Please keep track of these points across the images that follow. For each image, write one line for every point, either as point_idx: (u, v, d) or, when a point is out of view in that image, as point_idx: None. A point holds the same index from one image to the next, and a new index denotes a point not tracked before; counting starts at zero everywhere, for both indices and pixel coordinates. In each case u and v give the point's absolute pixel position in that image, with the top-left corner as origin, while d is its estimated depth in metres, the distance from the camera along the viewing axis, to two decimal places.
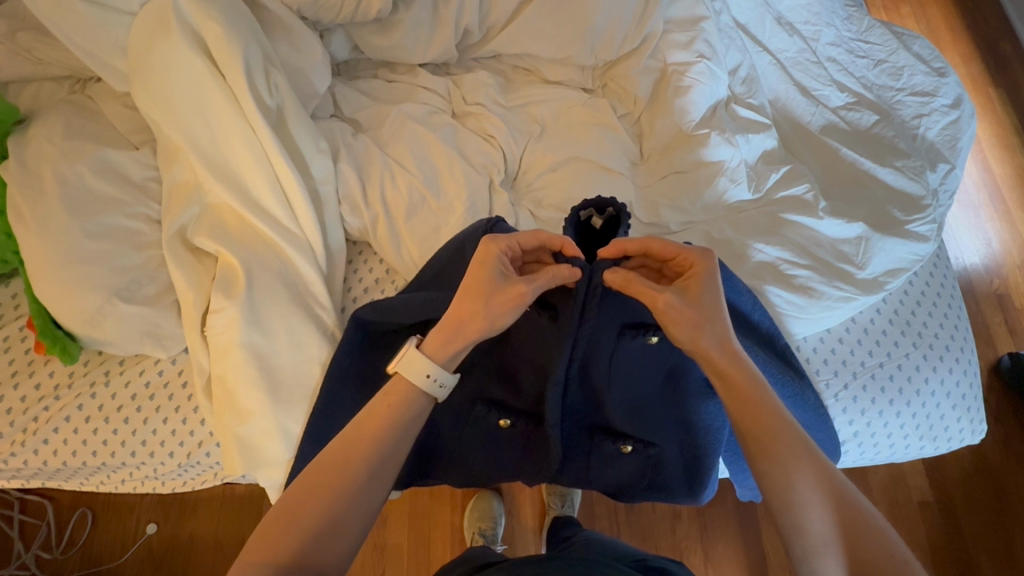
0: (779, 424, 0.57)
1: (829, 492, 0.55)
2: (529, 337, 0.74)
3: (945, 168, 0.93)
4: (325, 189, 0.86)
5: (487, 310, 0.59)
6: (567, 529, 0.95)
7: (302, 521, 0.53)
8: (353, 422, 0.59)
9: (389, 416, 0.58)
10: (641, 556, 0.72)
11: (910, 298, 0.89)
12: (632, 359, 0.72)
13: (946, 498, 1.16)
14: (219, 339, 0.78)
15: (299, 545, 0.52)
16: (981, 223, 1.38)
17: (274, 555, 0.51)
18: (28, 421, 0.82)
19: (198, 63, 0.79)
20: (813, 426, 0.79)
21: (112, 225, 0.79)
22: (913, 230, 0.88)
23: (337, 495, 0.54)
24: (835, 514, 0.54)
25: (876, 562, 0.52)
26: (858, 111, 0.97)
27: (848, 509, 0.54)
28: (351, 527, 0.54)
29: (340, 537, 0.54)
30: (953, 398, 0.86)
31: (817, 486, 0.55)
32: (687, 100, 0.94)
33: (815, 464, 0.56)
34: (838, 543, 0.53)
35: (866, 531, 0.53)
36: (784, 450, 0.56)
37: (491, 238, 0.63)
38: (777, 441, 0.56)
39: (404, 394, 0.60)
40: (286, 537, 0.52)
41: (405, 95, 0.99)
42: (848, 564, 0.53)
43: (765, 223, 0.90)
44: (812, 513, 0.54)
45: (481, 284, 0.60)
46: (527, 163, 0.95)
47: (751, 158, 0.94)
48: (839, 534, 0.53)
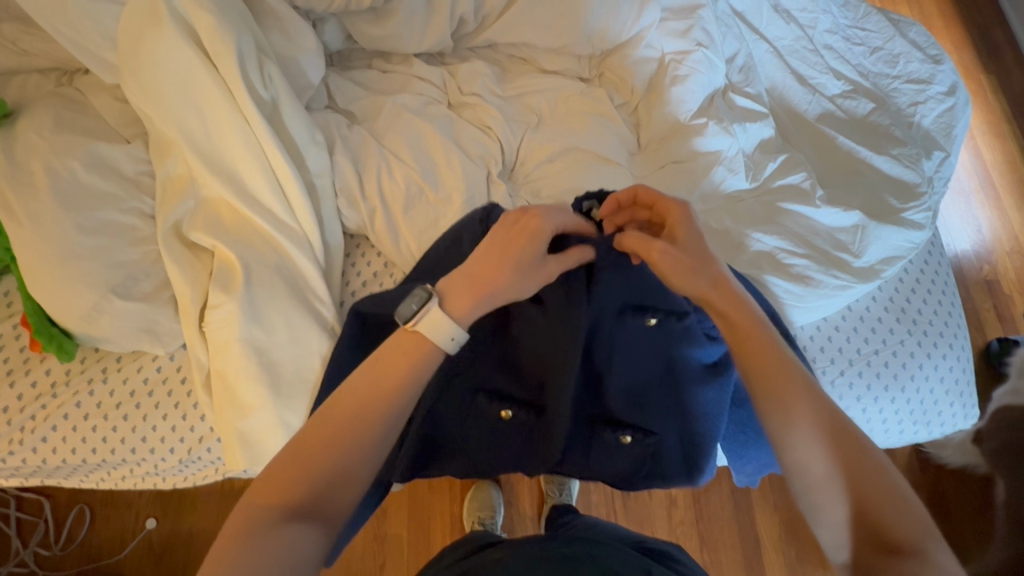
0: (774, 371, 0.56)
1: (827, 425, 0.54)
2: (527, 326, 0.75)
3: (940, 155, 0.93)
4: (322, 182, 0.86)
5: (513, 280, 0.59)
6: (566, 515, 0.97)
7: (310, 468, 0.53)
8: (371, 383, 0.56)
9: (405, 379, 0.57)
10: (640, 539, 0.73)
11: (905, 286, 0.90)
12: (630, 340, 0.75)
13: (936, 479, 1.19)
14: (218, 335, 0.78)
15: (309, 490, 0.52)
16: (971, 210, 1.40)
17: (279, 504, 0.51)
18: (25, 420, 0.81)
19: (189, 53, 0.77)
20: None
21: (106, 220, 0.78)
22: (909, 218, 0.88)
23: (347, 453, 0.54)
24: (835, 452, 0.53)
25: (879, 495, 0.51)
26: (855, 99, 0.97)
27: (847, 442, 0.53)
28: (357, 484, 0.54)
29: (350, 486, 0.54)
30: (946, 383, 0.88)
31: (816, 420, 0.54)
32: (684, 89, 0.94)
33: (816, 402, 0.55)
34: (838, 477, 0.53)
35: (868, 464, 0.52)
36: (782, 390, 0.56)
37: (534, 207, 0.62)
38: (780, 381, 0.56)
39: (419, 358, 0.58)
40: (296, 487, 0.52)
41: (401, 85, 0.98)
42: (850, 497, 0.52)
43: (763, 212, 0.90)
44: (808, 446, 0.54)
45: (519, 252, 0.60)
46: (525, 154, 0.94)
47: (749, 147, 0.94)
48: (841, 473, 0.53)
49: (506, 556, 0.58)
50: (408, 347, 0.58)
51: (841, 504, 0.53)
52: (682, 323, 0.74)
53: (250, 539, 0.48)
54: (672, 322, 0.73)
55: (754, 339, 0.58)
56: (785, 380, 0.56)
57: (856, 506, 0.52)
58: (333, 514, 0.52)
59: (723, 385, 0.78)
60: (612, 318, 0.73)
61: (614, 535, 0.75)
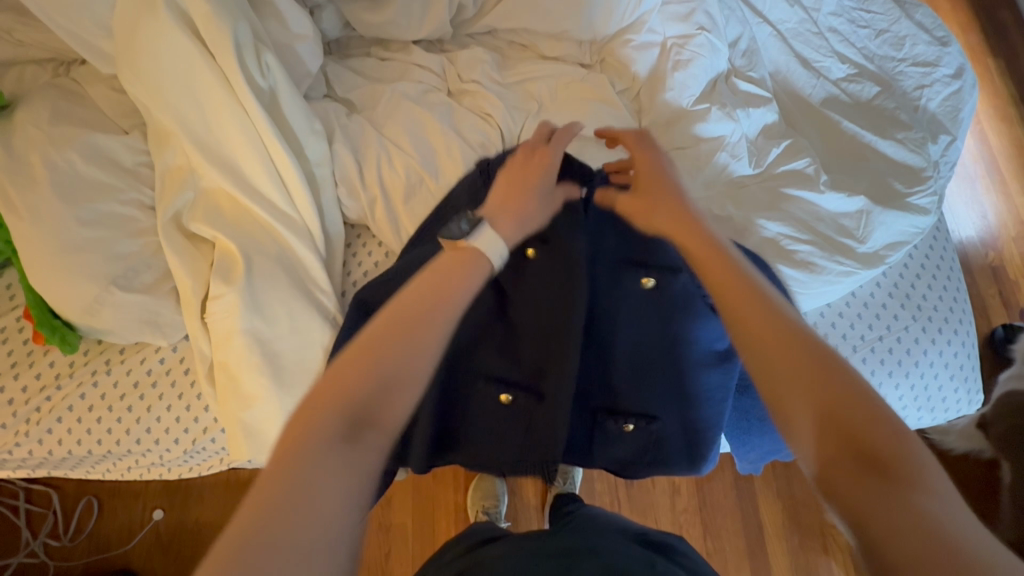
0: (757, 316, 0.49)
1: (782, 331, 0.48)
2: (528, 291, 0.80)
3: (946, 139, 0.92)
4: (321, 171, 0.85)
5: (533, 206, 0.64)
6: (569, 504, 0.96)
7: (375, 368, 0.47)
8: (428, 291, 0.52)
9: (455, 289, 0.53)
10: (643, 530, 0.71)
11: (910, 272, 0.89)
12: (631, 306, 0.80)
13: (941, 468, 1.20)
14: (221, 326, 0.78)
15: (371, 390, 0.46)
16: (976, 197, 1.39)
17: (339, 405, 0.45)
18: (31, 411, 0.82)
19: (185, 40, 0.76)
20: None
21: (106, 212, 0.78)
22: (914, 203, 0.87)
23: (406, 355, 0.48)
24: (798, 367, 0.45)
25: (847, 406, 0.43)
26: (859, 83, 0.96)
27: (806, 346, 0.47)
28: (412, 386, 0.48)
29: (410, 386, 0.48)
30: (951, 369, 0.87)
31: (771, 325, 0.48)
32: (686, 73, 0.93)
33: (766, 309, 0.49)
34: (802, 386, 0.45)
35: (831, 370, 0.45)
36: (765, 331, 0.48)
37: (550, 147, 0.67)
38: (762, 323, 0.48)
39: (469, 265, 0.56)
40: (354, 387, 0.46)
41: (400, 73, 0.97)
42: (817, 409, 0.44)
43: (767, 198, 0.89)
44: (767, 354, 0.47)
45: (536, 186, 0.65)
46: (526, 141, 0.93)
47: (752, 133, 0.93)
48: (821, 427, 0.43)
49: (505, 552, 0.58)
50: (461, 259, 0.56)
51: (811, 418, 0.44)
52: (689, 293, 0.78)
53: (301, 443, 0.42)
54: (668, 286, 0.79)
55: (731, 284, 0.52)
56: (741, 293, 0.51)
57: (828, 419, 0.43)
58: (388, 422, 0.46)
59: (728, 368, 0.80)
60: (613, 278, 0.81)
61: (618, 526, 0.73)
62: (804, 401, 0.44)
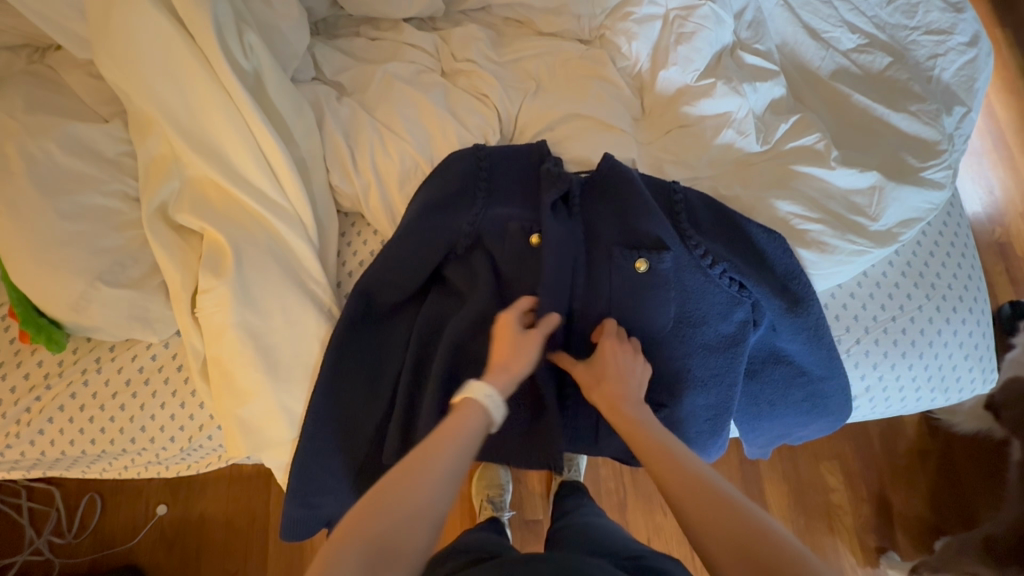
0: (693, 491, 0.55)
1: (692, 480, 0.56)
2: (521, 273, 0.80)
3: (961, 111, 0.88)
4: (312, 158, 0.82)
5: (515, 354, 0.64)
6: (570, 498, 0.99)
7: (385, 509, 0.50)
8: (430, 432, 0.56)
9: (460, 429, 0.56)
10: (638, 554, 0.70)
11: (923, 250, 0.86)
12: (627, 288, 0.79)
13: (946, 449, 1.23)
14: (211, 320, 0.75)
15: (384, 531, 0.49)
16: (983, 171, 1.36)
17: (355, 541, 0.48)
18: (21, 412, 0.79)
19: (163, 23, 0.72)
20: (822, 365, 0.80)
21: (89, 205, 0.75)
22: (928, 177, 0.84)
23: (415, 489, 0.51)
24: (706, 512, 0.53)
25: (747, 532, 0.50)
26: (870, 53, 0.92)
27: (711, 492, 0.54)
28: (426, 514, 0.51)
29: (419, 527, 0.50)
30: (965, 348, 0.85)
31: (686, 477, 0.56)
32: (690, 47, 0.88)
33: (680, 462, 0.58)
34: (713, 529, 0.52)
35: (731, 505, 0.53)
36: (690, 497, 0.55)
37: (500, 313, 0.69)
38: (697, 500, 0.54)
39: (466, 414, 0.57)
40: (372, 524, 0.49)
41: (391, 53, 0.93)
42: (732, 547, 0.50)
43: (776, 176, 0.85)
44: (690, 500, 0.54)
45: (506, 335, 0.66)
46: (524, 123, 0.90)
47: (759, 108, 0.89)
48: (738, 554, 0.49)
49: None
50: (458, 415, 0.57)
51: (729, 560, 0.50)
52: (694, 276, 0.79)
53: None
54: (658, 265, 0.78)
55: (666, 465, 0.58)
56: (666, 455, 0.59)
57: (742, 551, 0.49)
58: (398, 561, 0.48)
59: (735, 354, 0.79)
60: (605, 260, 0.80)
61: (609, 549, 0.74)
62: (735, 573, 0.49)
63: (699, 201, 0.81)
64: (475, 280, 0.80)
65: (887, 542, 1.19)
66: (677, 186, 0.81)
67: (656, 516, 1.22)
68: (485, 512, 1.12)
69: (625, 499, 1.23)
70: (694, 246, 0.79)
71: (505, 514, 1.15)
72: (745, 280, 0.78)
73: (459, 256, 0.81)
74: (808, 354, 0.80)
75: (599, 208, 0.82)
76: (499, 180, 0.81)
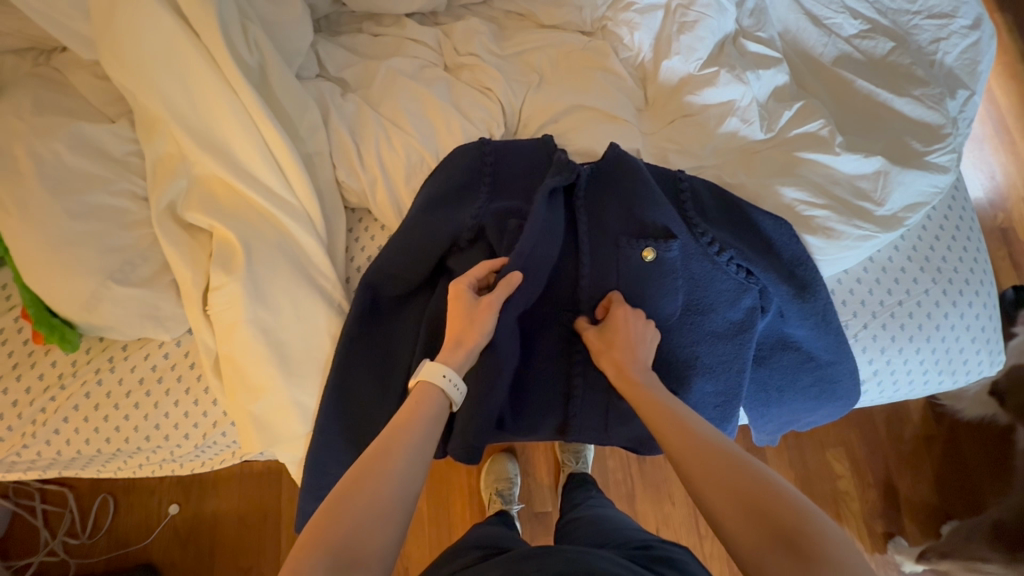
0: (724, 473, 0.52)
1: (699, 442, 0.56)
2: None
3: (965, 95, 0.88)
4: (318, 154, 0.82)
5: (467, 327, 0.67)
6: (579, 492, 1.00)
7: (351, 514, 0.49)
8: (388, 424, 0.57)
9: (417, 416, 0.58)
10: (648, 544, 0.71)
11: (929, 234, 0.87)
12: (635, 278, 0.79)
13: (951, 433, 1.24)
14: (222, 316, 0.75)
15: (352, 533, 0.48)
16: (985, 157, 1.36)
17: (322, 544, 0.46)
18: (36, 413, 0.80)
19: (167, 20, 0.72)
20: (830, 350, 0.81)
21: (98, 205, 0.75)
22: (933, 161, 0.84)
23: (381, 487, 0.51)
24: (711, 471, 0.53)
25: (752, 488, 0.50)
26: (873, 38, 0.92)
27: (716, 452, 0.54)
28: (394, 510, 0.50)
29: (386, 526, 0.49)
30: (972, 331, 0.85)
31: (692, 441, 0.56)
32: (693, 36, 0.88)
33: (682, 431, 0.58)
34: (717, 487, 0.52)
35: (738, 462, 0.53)
36: (695, 458, 0.55)
37: (454, 280, 0.71)
38: (703, 460, 0.54)
39: (423, 399, 0.61)
40: (340, 527, 0.48)
41: (394, 48, 0.93)
42: (738, 502, 0.50)
43: (781, 163, 0.86)
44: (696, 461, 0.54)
45: (459, 309, 0.68)
46: (528, 115, 0.90)
47: (762, 96, 0.89)
48: (743, 509, 0.49)
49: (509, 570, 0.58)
50: (409, 400, 0.61)
51: (735, 515, 0.49)
52: (701, 264, 0.79)
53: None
54: (665, 254, 0.79)
55: (695, 447, 0.56)
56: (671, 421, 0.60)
57: (746, 505, 0.49)
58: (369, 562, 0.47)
59: (743, 340, 0.79)
60: (612, 250, 0.80)
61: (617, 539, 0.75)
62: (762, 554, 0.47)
63: (704, 190, 0.82)
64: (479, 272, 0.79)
65: (894, 527, 1.20)
66: (683, 174, 0.82)
67: (665, 506, 1.23)
68: (495, 505, 1.15)
69: (633, 491, 1.24)
70: (701, 234, 0.79)
71: (514, 506, 1.16)
72: (752, 266, 0.78)
73: (462, 249, 0.80)
74: (816, 339, 0.81)
75: (604, 199, 0.82)
76: (505, 173, 0.82)
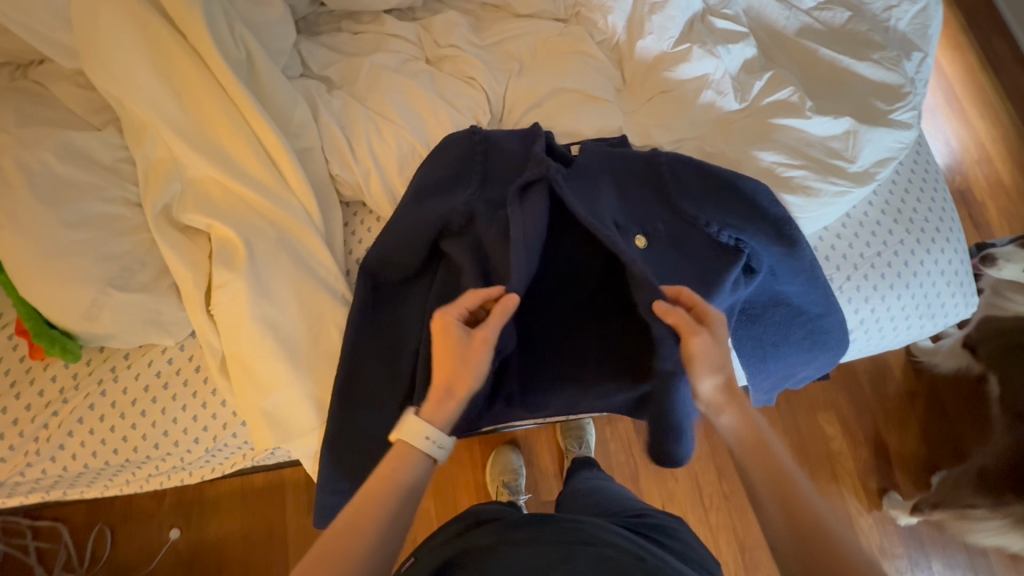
0: (763, 455, 0.58)
1: (751, 434, 0.60)
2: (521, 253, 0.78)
3: (919, 56, 0.94)
4: (310, 149, 0.84)
5: (461, 371, 0.59)
6: (584, 468, 1.01)
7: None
8: (367, 483, 0.55)
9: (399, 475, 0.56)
10: (642, 513, 0.74)
11: (898, 188, 0.92)
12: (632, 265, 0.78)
13: (932, 388, 1.30)
14: (228, 314, 0.76)
15: None
16: (939, 125, 1.44)
17: None
18: (39, 430, 0.78)
19: (155, 23, 0.73)
20: (820, 305, 0.85)
21: (92, 212, 0.75)
22: (897, 118, 0.89)
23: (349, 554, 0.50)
24: (762, 463, 0.58)
25: (790, 487, 0.55)
26: (831, 9, 0.97)
27: (763, 451, 0.59)
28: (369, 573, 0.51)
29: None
30: (946, 275, 0.91)
31: (750, 432, 0.60)
32: (664, 16, 0.92)
33: (743, 419, 0.61)
34: (765, 474, 0.57)
35: (778, 461, 0.58)
36: (754, 448, 0.59)
37: (441, 309, 0.63)
38: (760, 456, 0.58)
39: (401, 461, 0.57)
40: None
41: (374, 45, 0.95)
42: (774, 492, 0.56)
43: (757, 130, 0.90)
44: (759, 452, 0.58)
45: (448, 348, 0.60)
46: (512, 102, 0.92)
47: (734, 69, 0.93)
48: (776, 504, 0.55)
49: (499, 543, 0.61)
50: (388, 458, 0.57)
51: (769, 502, 0.55)
52: (693, 238, 0.80)
53: None
54: (658, 241, 0.80)
55: (750, 430, 0.60)
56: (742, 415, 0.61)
57: (780, 501, 0.55)
58: None
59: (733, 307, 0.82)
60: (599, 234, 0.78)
61: (614, 509, 0.77)
62: (782, 538, 0.53)
63: (685, 167, 0.81)
64: (470, 257, 0.78)
65: (887, 482, 1.25)
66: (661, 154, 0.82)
67: (669, 483, 1.26)
68: (503, 497, 1.17)
69: (637, 471, 1.27)
70: (687, 212, 0.80)
71: (521, 498, 1.19)
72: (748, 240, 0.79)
73: (456, 233, 0.80)
74: (807, 294, 0.84)
75: (590, 177, 0.81)
76: (495, 166, 0.81)
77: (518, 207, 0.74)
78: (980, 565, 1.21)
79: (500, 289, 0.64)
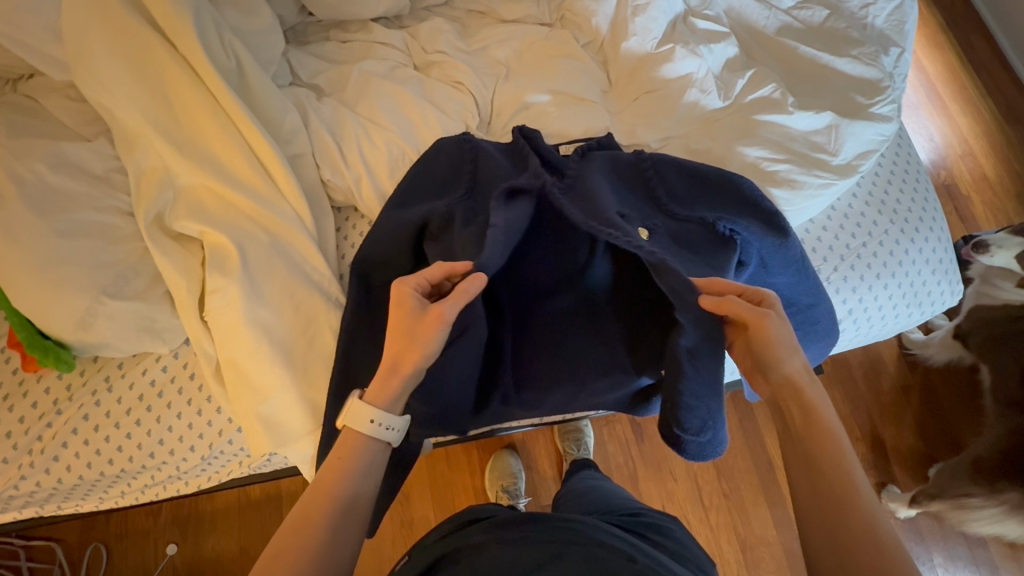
0: (825, 441, 0.55)
1: (808, 417, 0.57)
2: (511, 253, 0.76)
3: (897, 51, 0.96)
4: (301, 154, 0.85)
5: (411, 348, 0.57)
6: (582, 469, 1.01)
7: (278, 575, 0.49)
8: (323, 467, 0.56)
9: (351, 462, 0.57)
10: (636, 512, 0.74)
11: (881, 180, 0.94)
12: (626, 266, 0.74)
13: (926, 381, 1.31)
14: (222, 319, 0.76)
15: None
16: (922, 121, 1.46)
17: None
18: (32, 441, 0.78)
19: (144, 33, 0.74)
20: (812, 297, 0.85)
21: (85, 222, 0.75)
22: (877, 112, 0.91)
23: (304, 547, 0.51)
24: (811, 447, 0.56)
25: (834, 476, 0.53)
26: (810, 8, 0.99)
27: (821, 438, 0.55)
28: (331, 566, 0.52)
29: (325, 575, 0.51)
30: (931, 264, 0.92)
31: (809, 417, 0.57)
32: (646, 18, 0.94)
33: (799, 403, 0.58)
34: (814, 459, 0.55)
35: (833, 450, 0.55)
36: (813, 433, 0.56)
37: (400, 280, 0.62)
38: (822, 442, 0.55)
39: (353, 448, 0.58)
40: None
41: (363, 53, 0.96)
42: (811, 472, 0.55)
43: (741, 126, 0.91)
44: (817, 437, 0.56)
45: (402, 323, 0.58)
46: (500, 105, 0.94)
47: (717, 68, 0.95)
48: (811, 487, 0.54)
49: (493, 541, 0.61)
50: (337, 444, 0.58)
51: (802, 479, 0.55)
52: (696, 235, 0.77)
53: None
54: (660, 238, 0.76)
55: (811, 413, 0.57)
56: (800, 399, 0.58)
57: (817, 484, 0.54)
58: None
59: None
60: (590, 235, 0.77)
61: (609, 508, 0.78)
62: (811, 518, 0.53)
63: (669, 168, 0.83)
64: (452, 249, 0.74)
65: (885, 476, 1.26)
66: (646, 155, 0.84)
67: (668, 483, 1.26)
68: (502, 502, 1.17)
69: (635, 472, 1.27)
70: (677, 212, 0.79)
71: (520, 502, 1.18)
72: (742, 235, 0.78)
73: (436, 234, 0.77)
74: (795, 286, 0.84)
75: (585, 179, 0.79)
76: (484, 175, 0.80)
77: (503, 207, 0.69)
78: (980, 556, 1.21)
79: (466, 265, 0.61)
